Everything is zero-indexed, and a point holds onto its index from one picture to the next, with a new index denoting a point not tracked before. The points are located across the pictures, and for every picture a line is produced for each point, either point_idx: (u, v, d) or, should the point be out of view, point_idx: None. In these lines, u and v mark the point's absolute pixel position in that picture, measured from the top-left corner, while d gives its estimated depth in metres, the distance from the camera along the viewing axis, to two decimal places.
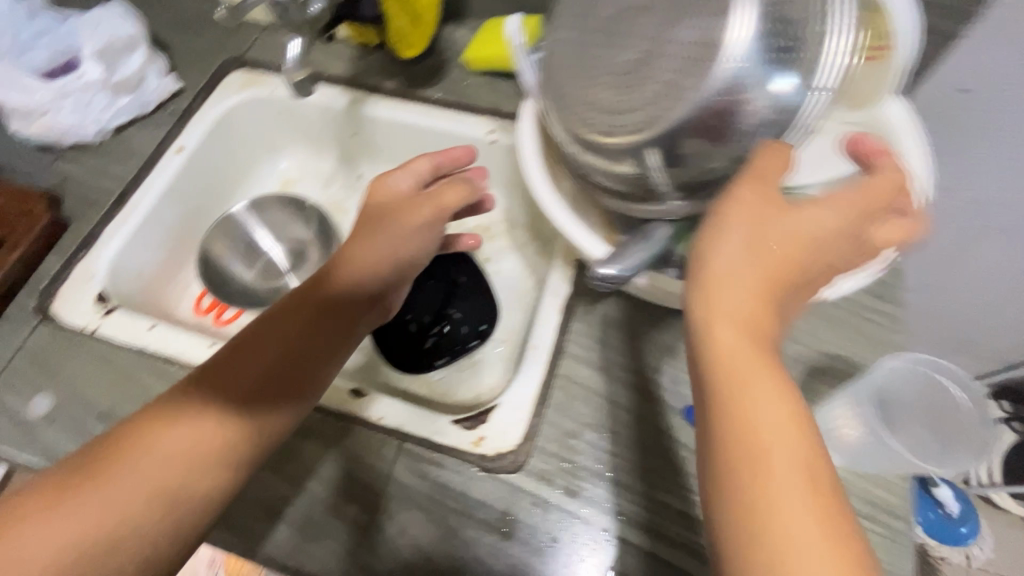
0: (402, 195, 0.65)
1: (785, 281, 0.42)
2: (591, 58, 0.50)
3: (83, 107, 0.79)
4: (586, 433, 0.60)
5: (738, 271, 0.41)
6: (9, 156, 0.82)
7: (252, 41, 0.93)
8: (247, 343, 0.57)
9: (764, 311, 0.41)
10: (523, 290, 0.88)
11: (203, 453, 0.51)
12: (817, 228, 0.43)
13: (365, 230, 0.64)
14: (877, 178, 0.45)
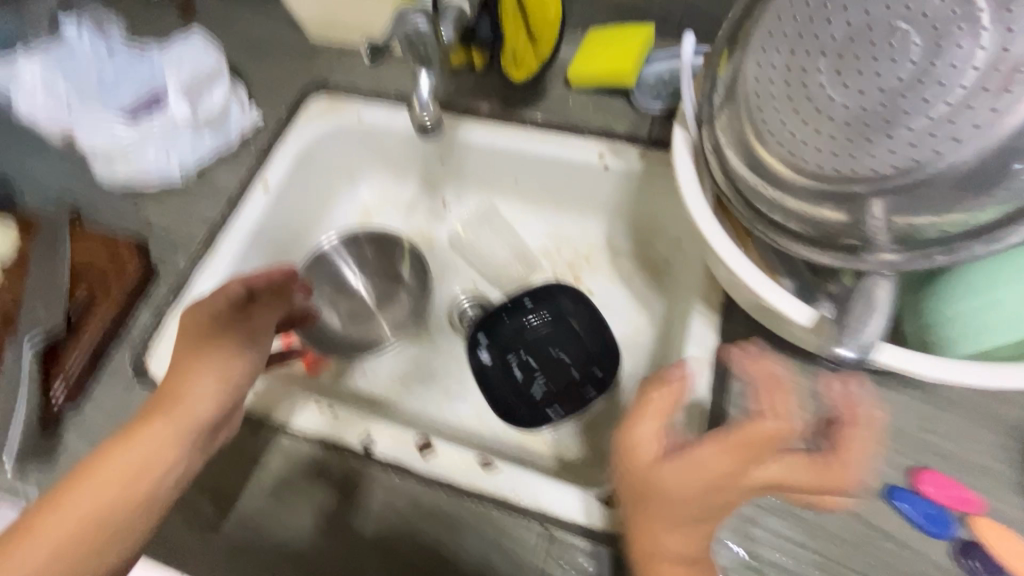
0: (216, 319, 0.58)
1: (692, 525, 0.43)
2: (817, 67, 0.40)
3: (169, 145, 0.76)
4: (766, 516, 0.51)
5: (667, 528, 0.43)
6: (88, 197, 0.77)
7: (331, 65, 0.87)
8: (179, 371, 0.56)
9: (694, 542, 0.43)
10: (637, 326, 0.80)
11: (189, 413, 0.54)
12: (687, 491, 0.41)
13: (201, 349, 0.57)
14: (812, 451, 0.42)
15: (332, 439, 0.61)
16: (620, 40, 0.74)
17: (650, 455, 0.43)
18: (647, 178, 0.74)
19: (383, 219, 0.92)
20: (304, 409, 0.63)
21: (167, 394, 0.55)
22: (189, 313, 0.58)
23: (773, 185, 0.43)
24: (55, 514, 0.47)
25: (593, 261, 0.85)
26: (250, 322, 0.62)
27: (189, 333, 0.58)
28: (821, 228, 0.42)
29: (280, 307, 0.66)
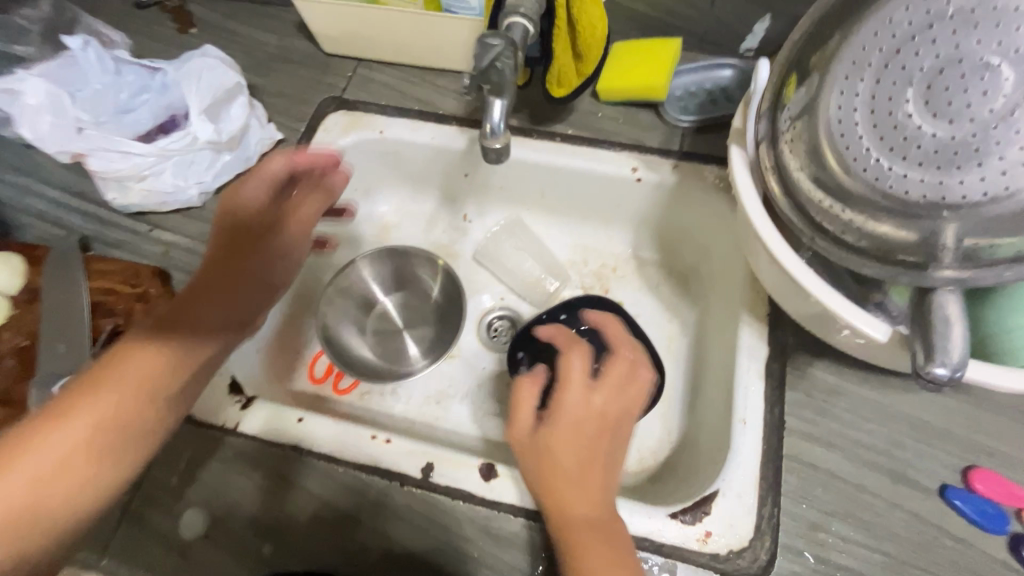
0: (263, 212, 0.65)
1: (585, 471, 0.53)
2: (916, 99, 0.40)
3: (186, 165, 0.71)
4: (833, 522, 0.52)
5: (564, 468, 0.53)
6: (102, 227, 0.73)
7: (346, 79, 0.84)
8: (224, 261, 0.62)
9: (593, 481, 0.53)
10: (669, 335, 0.81)
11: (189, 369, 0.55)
12: (575, 426, 0.56)
13: (249, 238, 0.64)
14: (626, 409, 0.59)
15: (388, 468, 0.58)
16: (650, 54, 0.74)
17: (526, 425, 0.57)
18: (680, 189, 0.75)
19: (402, 234, 0.90)
20: (356, 439, 0.60)
21: (212, 270, 0.61)
22: (229, 200, 0.63)
23: (854, 207, 0.44)
24: (42, 449, 0.46)
25: (620, 271, 0.86)
26: (293, 222, 0.68)
27: (235, 227, 0.63)
28: (878, 243, 0.44)
29: (323, 203, 0.70)
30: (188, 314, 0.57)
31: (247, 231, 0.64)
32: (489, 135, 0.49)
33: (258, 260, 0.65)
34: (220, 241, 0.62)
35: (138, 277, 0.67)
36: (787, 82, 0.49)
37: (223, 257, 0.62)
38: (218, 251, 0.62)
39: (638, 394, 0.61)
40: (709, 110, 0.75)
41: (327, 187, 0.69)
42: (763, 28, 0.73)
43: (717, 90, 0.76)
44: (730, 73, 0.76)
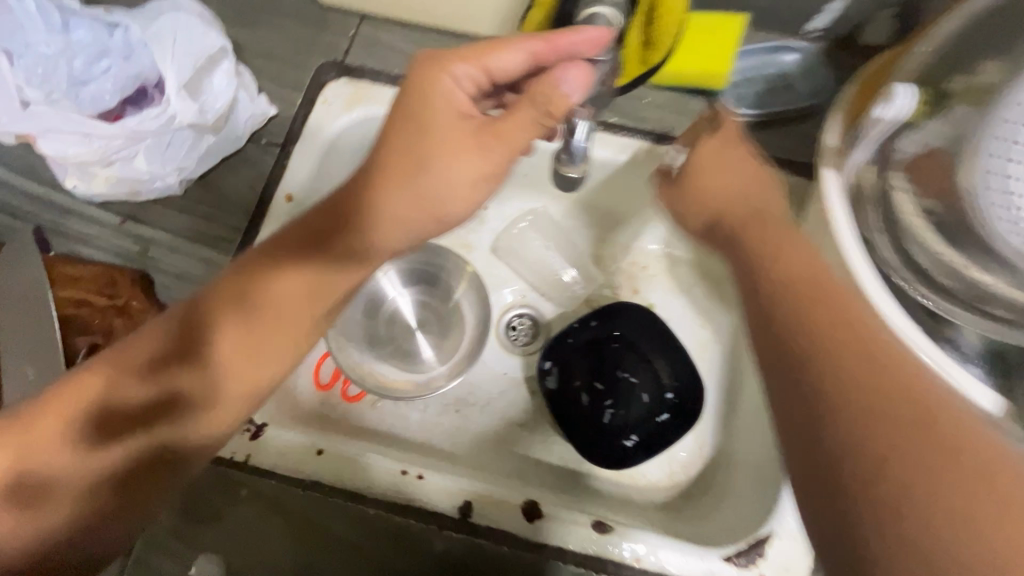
0: (451, 125, 0.43)
1: (749, 202, 0.51)
2: None
3: (162, 148, 0.59)
4: None
5: (728, 189, 0.52)
6: (63, 216, 0.62)
7: (348, 39, 0.71)
8: (372, 173, 0.45)
9: (757, 187, 0.52)
10: (702, 342, 0.75)
11: (141, 365, 0.44)
12: (717, 150, 0.53)
13: (423, 159, 0.43)
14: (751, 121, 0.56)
15: (423, 508, 0.54)
16: (712, 37, 0.63)
17: (666, 190, 0.56)
18: None
19: None
20: (385, 473, 0.55)
21: (362, 182, 0.45)
22: (414, 97, 0.43)
23: (987, 267, 0.44)
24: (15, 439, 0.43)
25: (650, 269, 0.78)
26: (497, 137, 0.43)
27: (413, 137, 0.43)
28: (975, 293, 0.45)
29: (534, 128, 0.43)
30: (317, 238, 0.46)
31: (408, 156, 0.43)
32: (565, 163, 0.49)
33: (432, 187, 0.44)
34: (382, 149, 0.44)
35: (115, 286, 0.57)
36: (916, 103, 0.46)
37: (372, 179, 0.44)
38: (379, 166, 0.44)
39: None
40: (768, 101, 0.67)
41: (554, 94, 0.42)
42: (838, 8, 0.64)
43: (778, 77, 0.68)
44: (795, 59, 0.68)
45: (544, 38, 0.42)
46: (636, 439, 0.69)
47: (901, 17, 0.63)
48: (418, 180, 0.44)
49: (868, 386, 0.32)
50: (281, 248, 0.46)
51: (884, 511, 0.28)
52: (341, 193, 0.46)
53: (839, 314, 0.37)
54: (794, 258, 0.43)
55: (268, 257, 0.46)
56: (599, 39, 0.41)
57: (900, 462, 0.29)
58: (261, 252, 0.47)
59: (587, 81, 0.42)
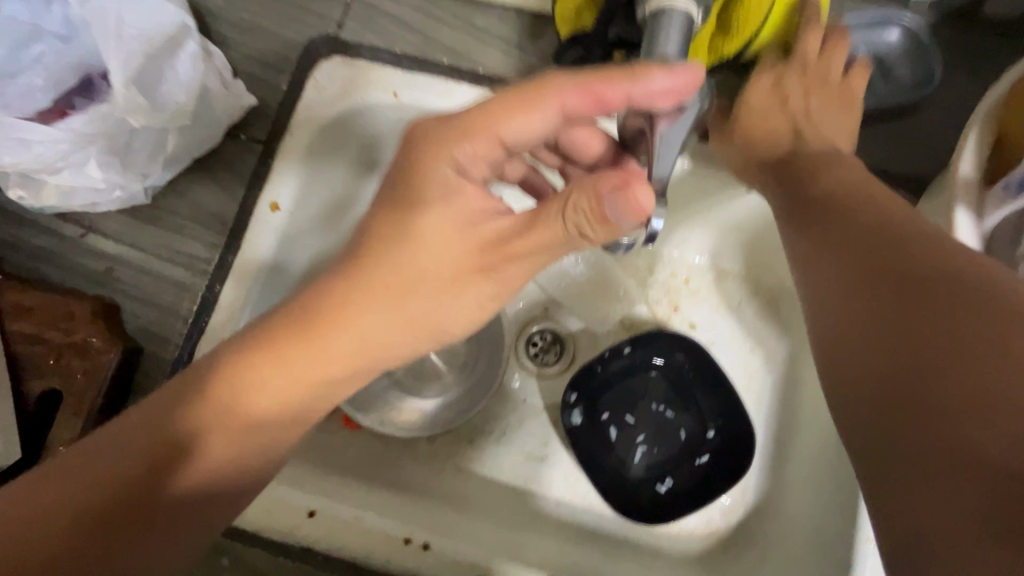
0: (457, 241, 0.37)
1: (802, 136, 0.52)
2: None
3: (120, 152, 0.49)
4: None
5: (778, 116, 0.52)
6: (13, 227, 0.53)
7: (342, 6, 0.58)
8: (369, 281, 0.37)
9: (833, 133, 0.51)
10: (749, 371, 0.66)
11: (175, 397, 0.37)
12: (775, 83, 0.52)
13: (415, 279, 0.37)
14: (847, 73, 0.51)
15: None
16: None
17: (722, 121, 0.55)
18: None
19: None
20: (387, 540, 0.49)
21: (358, 295, 0.37)
22: (412, 189, 0.37)
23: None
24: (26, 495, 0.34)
25: (693, 284, 0.68)
26: (505, 259, 0.37)
27: (402, 257, 0.37)
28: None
29: (560, 241, 0.36)
30: (286, 352, 0.37)
31: (409, 275, 0.37)
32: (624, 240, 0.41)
33: (422, 309, 0.38)
34: (372, 260, 0.37)
35: (72, 320, 0.49)
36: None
37: (368, 294, 0.37)
38: (368, 280, 0.37)
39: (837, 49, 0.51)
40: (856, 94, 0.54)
41: (592, 215, 0.34)
42: None
43: (873, 61, 0.54)
44: (898, 38, 0.53)
45: (581, 90, 0.35)
46: (670, 484, 0.61)
47: None
48: (415, 305, 0.38)
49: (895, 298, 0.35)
50: (268, 352, 0.37)
51: (973, 374, 0.29)
52: (332, 297, 0.38)
53: (890, 244, 0.38)
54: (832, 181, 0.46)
55: (240, 350, 0.37)
56: (683, 85, 0.35)
57: (960, 343, 0.31)
58: (276, 320, 0.38)
59: (646, 208, 0.32)
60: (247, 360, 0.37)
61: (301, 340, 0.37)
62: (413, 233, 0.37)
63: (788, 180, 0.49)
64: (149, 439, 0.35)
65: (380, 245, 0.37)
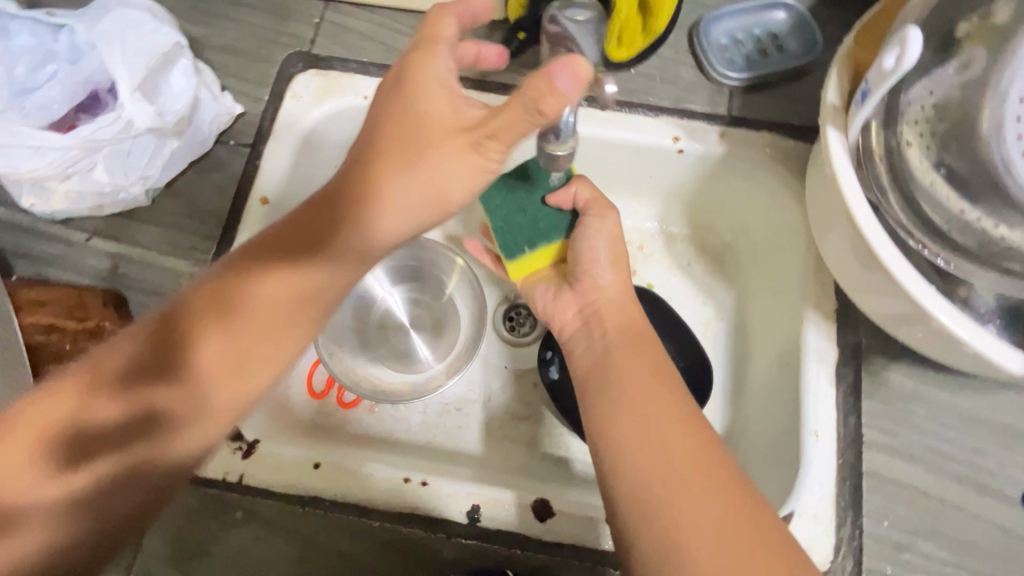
0: (444, 121, 0.46)
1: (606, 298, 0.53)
2: None
3: (122, 156, 0.55)
4: (917, 540, 0.50)
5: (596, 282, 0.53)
6: (23, 238, 0.58)
7: (313, 27, 0.67)
8: (347, 194, 0.48)
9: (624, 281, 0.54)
10: (704, 320, 0.71)
11: (144, 376, 0.46)
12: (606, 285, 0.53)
13: (413, 148, 0.46)
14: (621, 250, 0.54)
15: (431, 516, 0.52)
16: None
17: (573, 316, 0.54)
18: (725, 164, 0.65)
19: None
20: (388, 484, 0.53)
21: (350, 193, 0.48)
22: (387, 99, 0.47)
23: (1011, 221, 0.38)
24: (10, 482, 0.42)
25: (647, 249, 0.75)
26: (490, 137, 0.43)
27: (403, 125, 0.46)
28: (993, 251, 0.40)
29: (524, 124, 0.40)
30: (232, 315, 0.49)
31: (386, 168, 0.47)
32: (552, 141, 0.44)
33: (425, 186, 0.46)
34: (363, 162, 0.47)
35: (84, 309, 0.53)
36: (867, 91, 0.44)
37: (355, 195, 0.47)
38: (361, 176, 0.47)
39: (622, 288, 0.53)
40: (758, 64, 0.64)
41: (544, 90, 0.38)
42: None
43: (768, 37, 0.65)
44: (783, 17, 0.65)
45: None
46: None
47: None
48: (407, 190, 0.46)
49: (667, 453, 0.42)
50: (243, 298, 0.48)
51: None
52: (329, 197, 0.48)
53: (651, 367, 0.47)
54: (615, 283, 0.53)
55: (206, 299, 0.48)
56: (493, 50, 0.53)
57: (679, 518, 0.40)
58: (237, 267, 0.48)
59: (579, 83, 0.37)
60: (216, 326, 0.48)
61: (256, 289, 0.48)
62: (385, 137, 0.47)
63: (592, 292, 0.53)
64: (123, 423, 0.46)
65: (345, 172, 0.48)
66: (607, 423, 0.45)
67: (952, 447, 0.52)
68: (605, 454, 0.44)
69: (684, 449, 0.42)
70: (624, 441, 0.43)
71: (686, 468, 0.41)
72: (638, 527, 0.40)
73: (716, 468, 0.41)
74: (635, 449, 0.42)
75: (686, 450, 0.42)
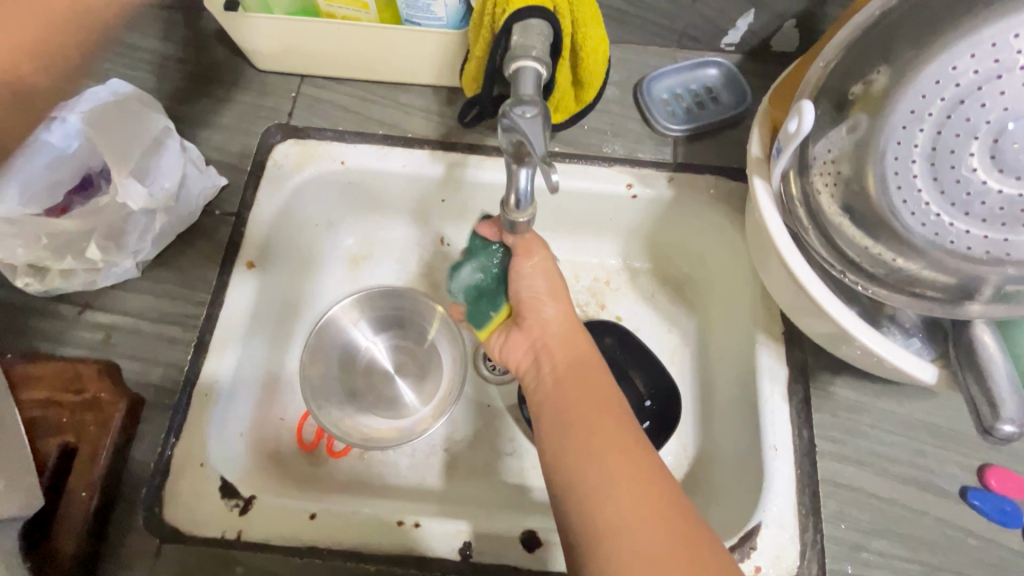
0: None
1: (556, 331, 0.59)
2: None
3: (114, 234, 0.59)
4: (873, 540, 0.54)
5: (539, 310, 0.60)
6: (17, 316, 0.60)
7: (290, 101, 0.72)
8: None
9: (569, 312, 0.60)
10: (671, 347, 0.77)
11: None
12: (545, 317, 0.59)
13: None
14: (560, 282, 0.61)
15: (425, 555, 0.55)
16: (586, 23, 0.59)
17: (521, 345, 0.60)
18: (674, 204, 0.72)
19: (374, 269, 0.80)
20: (382, 527, 0.56)
21: None
22: None
23: (906, 256, 0.44)
24: None
25: (614, 284, 0.80)
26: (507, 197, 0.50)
27: None
28: (897, 277, 0.46)
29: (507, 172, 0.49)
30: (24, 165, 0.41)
31: None
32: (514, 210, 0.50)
33: None
34: None
35: (81, 381, 0.56)
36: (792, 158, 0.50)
37: None
38: None
39: (558, 315, 0.60)
40: (697, 115, 0.72)
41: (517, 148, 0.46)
42: (746, 23, 0.70)
43: (704, 90, 0.73)
44: (715, 73, 0.73)
45: None
46: None
47: (801, 24, 0.69)
48: None
49: (618, 480, 0.46)
50: None
51: None
52: None
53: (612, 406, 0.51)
54: (557, 316, 0.60)
55: None
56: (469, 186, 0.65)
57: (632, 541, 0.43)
58: None
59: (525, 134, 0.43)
60: None
61: None
62: None
63: (536, 321, 0.60)
64: None
65: None
66: (565, 455, 0.49)
67: (896, 451, 0.57)
68: (564, 484, 0.48)
69: (636, 477, 0.46)
70: (581, 471, 0.47)
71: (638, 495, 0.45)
72: (594, 553, 0.43)
73: (664, 497, 0.45)
74: (592, 480, 0.46)
75: (637, 478, 0.46)
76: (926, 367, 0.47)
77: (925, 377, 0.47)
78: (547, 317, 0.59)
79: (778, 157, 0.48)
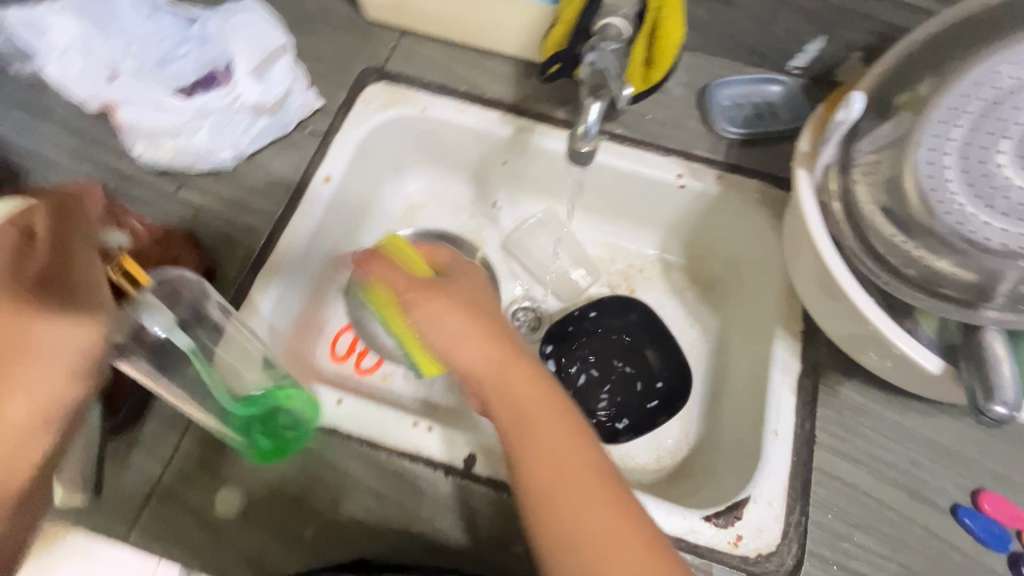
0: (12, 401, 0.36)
1: (485, 377, 0.52)
2: None
3: (223, 126, 0.68)
4: (856, 534, 0.56)
5: (459, 355, 0.53)
6: (125, 183, 0.69)
7: (390, 49, 0.81)
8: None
9: (499, 350, 0.53)
10: (690, 340, 0.81)
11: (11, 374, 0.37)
12: (467, 359, 0.52)
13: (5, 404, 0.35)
14: (480, 316, 0.54)
15: (431, 457, 0.59)
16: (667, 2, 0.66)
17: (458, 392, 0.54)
18: (718, 201, 0.76)
19: (429, 215, 0.87)
20: (398, 423, 0.61)
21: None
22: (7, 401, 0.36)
23: (930, 248, 0.47)
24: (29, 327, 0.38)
25: (647, 273, 0.85)
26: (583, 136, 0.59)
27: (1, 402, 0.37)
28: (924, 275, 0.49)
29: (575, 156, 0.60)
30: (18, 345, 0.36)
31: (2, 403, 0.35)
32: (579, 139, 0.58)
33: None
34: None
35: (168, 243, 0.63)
36: (839, 154, 0.54)
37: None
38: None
39: (485, 355, 0.52)
40: (753, 125, 0.77)
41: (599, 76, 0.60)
42: (815, 48, 0.75)
43: (764, 104, 0.78)
44: (778, 90, 0.78)
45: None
46: (626, 423, 0.74)
47: (868, 57, 0.74)
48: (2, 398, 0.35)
49: (594, 546, 0.43)
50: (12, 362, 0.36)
51: None
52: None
53: (569, 451, 0.47)
54: (481, 358, 0.52)
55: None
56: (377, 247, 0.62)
57: None
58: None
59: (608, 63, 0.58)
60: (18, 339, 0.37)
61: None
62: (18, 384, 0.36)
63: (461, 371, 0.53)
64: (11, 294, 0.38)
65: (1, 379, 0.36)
66: (549, 526, 0.45)
67: (895, 458, 0.59)
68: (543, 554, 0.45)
69: (616, 537, 0.44)
70: (560, 544, 0.44)
71: (630, 556, 0.43)
72: None
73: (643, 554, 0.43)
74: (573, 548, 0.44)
75: (614, 539, 0.44)
76: (934, 360, 0.50)
77: (934, 368, 0.50)
78: (470, 362, 0.52)
79: (825, 148, 0.52)
